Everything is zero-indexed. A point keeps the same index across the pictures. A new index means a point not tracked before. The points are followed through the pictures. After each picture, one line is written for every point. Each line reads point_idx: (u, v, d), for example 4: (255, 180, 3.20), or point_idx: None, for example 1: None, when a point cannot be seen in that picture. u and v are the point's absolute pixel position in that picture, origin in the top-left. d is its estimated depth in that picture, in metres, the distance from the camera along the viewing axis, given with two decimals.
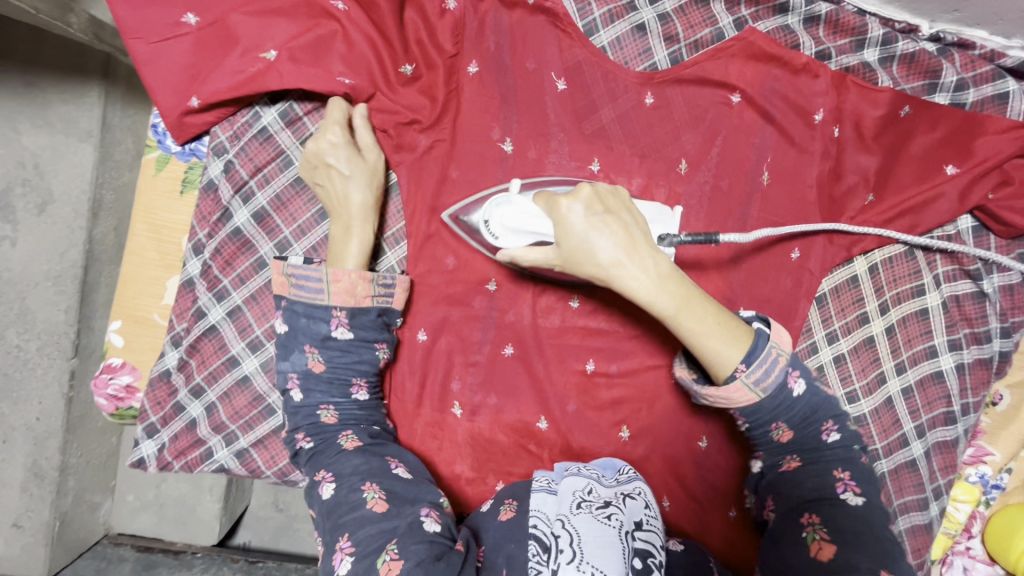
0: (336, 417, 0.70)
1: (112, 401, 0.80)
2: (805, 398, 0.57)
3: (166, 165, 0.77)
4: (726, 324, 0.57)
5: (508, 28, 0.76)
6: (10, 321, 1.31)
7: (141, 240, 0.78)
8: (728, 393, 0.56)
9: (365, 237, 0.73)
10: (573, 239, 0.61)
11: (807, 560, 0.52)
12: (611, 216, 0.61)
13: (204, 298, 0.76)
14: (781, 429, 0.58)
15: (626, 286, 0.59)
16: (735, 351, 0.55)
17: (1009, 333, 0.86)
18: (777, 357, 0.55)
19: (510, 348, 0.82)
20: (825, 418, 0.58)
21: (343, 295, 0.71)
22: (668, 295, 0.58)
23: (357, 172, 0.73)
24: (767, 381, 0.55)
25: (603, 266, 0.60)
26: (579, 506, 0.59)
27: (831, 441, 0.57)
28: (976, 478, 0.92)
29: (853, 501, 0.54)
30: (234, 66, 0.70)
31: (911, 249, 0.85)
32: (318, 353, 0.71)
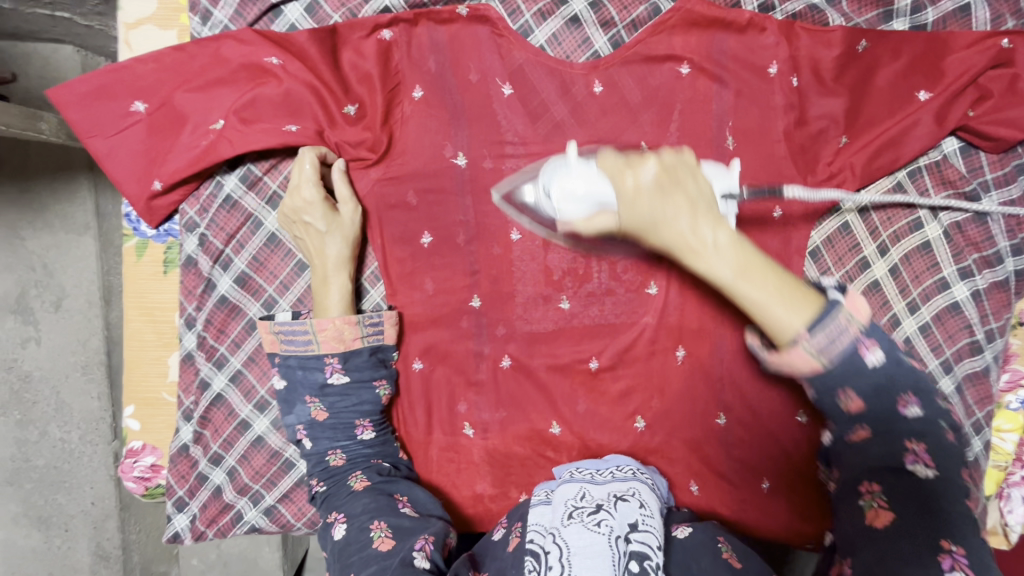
0: (344, 458, 0.72)
1: (140, 482, 0.82)
2: (881, 368, 0.46)
3: (145, 249, 0.79)
4: (794, 286, 0.47)
5: (446, 44, 0.76)
6: (49, 416, 1.37)
7: (137, 324, 0.80)
8: (789, 361, 0.46)
9: (345, 288, 0.75)
10: (631, 210, 0.53)
11: (862, 527, 0.48)
12: (674, 186, 0.51)
13: (206, 369, 0.78)
14: (850, 398, 0.47)
15: (691, 268, 0.50)
16: (798, 317, 0.45)
17: (1022, 250, 0.81)
18: (847, 325, 0.44)
19: (507, 358, 0.82)
20: (904, 389, 0.47)
21: (333, 342, 0.72)
22: (727, 261, 0.48)
23: (333, 227, 0.74)
24: (832, 347, 0.45)
25: (666, 238, 0.51)
26: (571, 517, 0.65)
27: (910, 417, 0.47)
28: (1017, 405, 0.88)
29: (923, 472, 0.47)
30: (188, 143, 0.72)
31: (900, 183, 0.82)
32: (318, 403, 0.72)
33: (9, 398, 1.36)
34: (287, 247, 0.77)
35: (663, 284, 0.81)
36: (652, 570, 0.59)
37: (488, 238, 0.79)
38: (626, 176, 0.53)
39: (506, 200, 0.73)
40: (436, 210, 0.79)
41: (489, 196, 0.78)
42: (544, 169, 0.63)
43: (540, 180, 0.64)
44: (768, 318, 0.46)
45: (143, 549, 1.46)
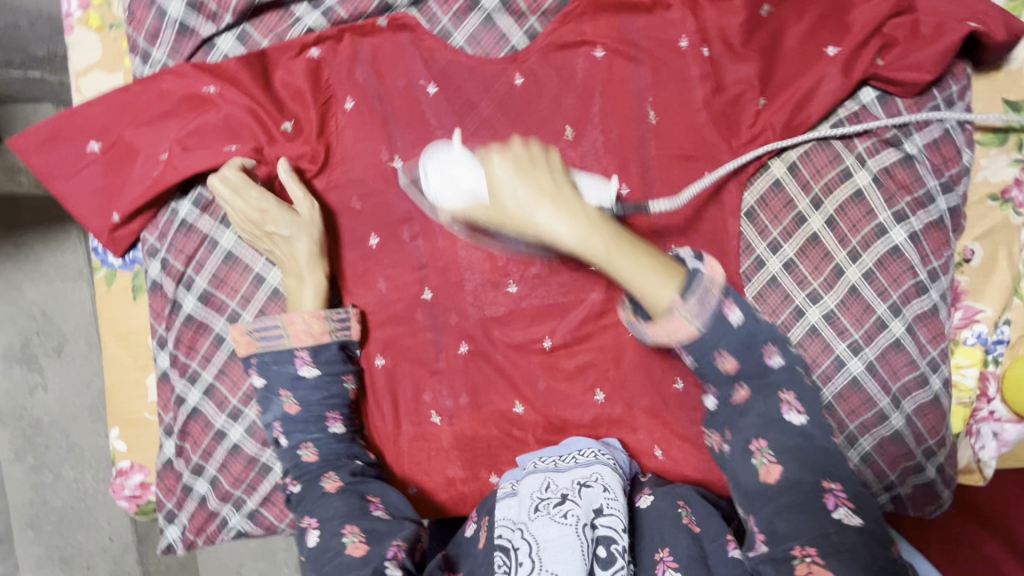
0: (315, 454, 0.75)
1: (132, 500, 0.87)
2: (742, 326, 0.58)
3: (114, 279, 0.84)
4: (653, 262, 0.61)
5: (370, 56, 0.80)
6: (63, 457, 1.43)
7: (114, 350, 0.85)
8: (670, 327, 0.59)
9: (316, 284, 0.78)
10: (502, 192, 0.67)
11: (759, 484, 0.57)
12: (534, 171, 0.67)
13: (180, 385, 0.83)
14: (725, 359, 0.59)
15: (552, 235, 0.65)
16: (668, 287, 0.59)
17: (951, 187, 0.84)
18: (709, 288, 0.58)
19: (465, 345, 0.86)
20: (766, 343, 0.59)
21: (302, 335, 0.76)
22: (596, 239, 0.63)
23: (298, 228, 0.77)
24: (701, 311, 0.58)
25: (511, 213, 0.67)
26: (537, 510, 0.67)
27: (774, 365, 0.59)
28: (974, 340, 0.90)
29: (797, 420, 0.58)
30: (140, 175, 0.77)
31: (824, 137, 0.85)
32: (291, 396, 0.76)
33: (23, 445, 1.42)
34: (244, 263, 0.82)
35: None
36: (619, 554, 0.62)
37: (432, 233, 0.83)
38: (493, 160, 0.68)
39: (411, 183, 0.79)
40: (378, 212, 0.83)
41: None
42: (426, 154, 0.74)
43: (422, 164, 0.74)
44: (634, 278, 0.61)
45: None
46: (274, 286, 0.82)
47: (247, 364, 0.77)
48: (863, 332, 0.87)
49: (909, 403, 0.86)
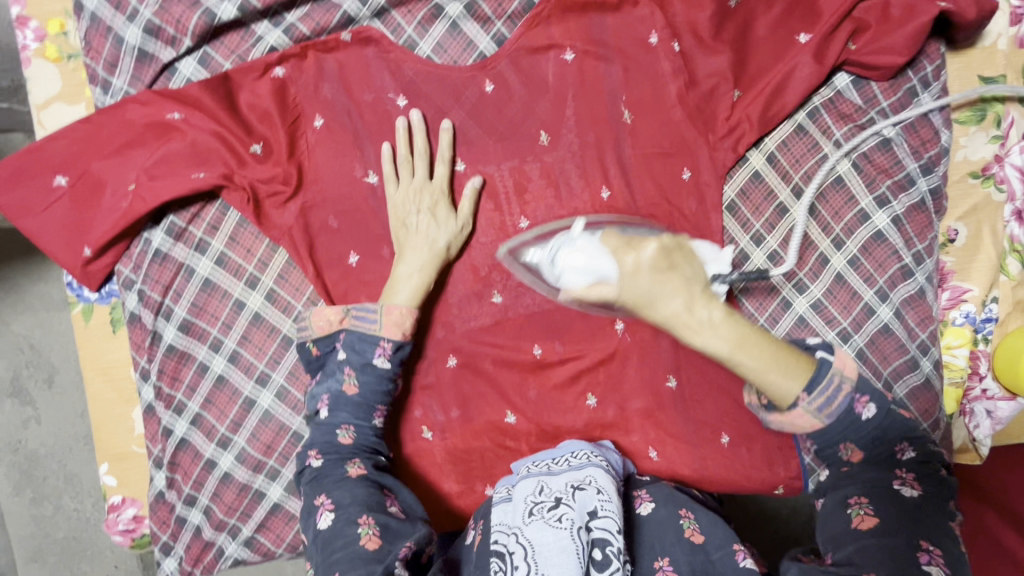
0: (352, 438, 0.73)
1: (126, 535, 0.86)
2: (874, 421, 0.55)
3: (92, 313, 0.83)
4: (788, 357, 0.55)
5: (337, 71, 0.79)
6: (61, 489, 1.42)
7: (97, 386, 0.84)
8: (791, 420, 0.55)
9: (420, 281, 0.76)
10: (638, 286, 0.58)
11: (849, 528, 0.54)
12: (675, 269, 0.59)
13: (166, 416, 0.82)
14: (850, 450, 0.56)
15: (686, 340, 0.57)
16: (794, 383, 0.54)
17: (931, 169, 0.83)
18: (840, 385, 0.54)
19: (452, 358, 0.85)
20: (898, 439, 0.56)
21: (393, 328, 0.73)
22: (727, 339, 0.55)
23: (444, 220, 0.78)
24: (828, 408, 0.54)
25: (654, 319, 0.58)
26: (531, 515, 0.65)
27: (904, 457, 0.56)
28: (962, 320, 0.89)
29: (909, 493, 0.54)
30: (110, 207, 0.76)
31: (801, 126, 0.84)
32: (353, 377, 0.73)
33: (21, 478, 1.41)
34: (223, 289, 0.81)
35: None
36: (614, 557, 0.62)
37: None
38: (628, 252, 0.60)
39: (510, 259, 0.77)
40: (354, 230, 0.81)
41: None
42: (551, 240, 0.70)
43: (548, 249, 0.69)
44: (759, 373, 0.55)
45: None
46: (255, 311, 0.82)
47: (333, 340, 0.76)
48: (851, 319, 0.86)
49: (901, 387, 0.86)
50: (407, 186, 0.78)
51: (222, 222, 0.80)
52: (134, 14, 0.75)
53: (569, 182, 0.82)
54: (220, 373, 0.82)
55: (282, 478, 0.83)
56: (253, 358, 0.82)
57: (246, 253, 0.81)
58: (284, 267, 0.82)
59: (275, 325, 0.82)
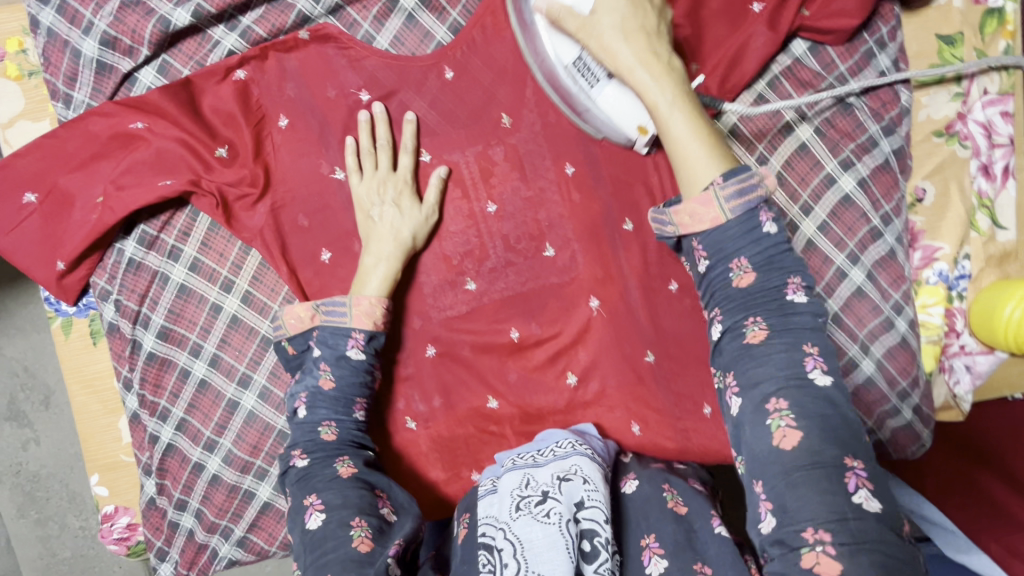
0: (336, 434, 0.72)
1: (121, 543, 0.87)
2: (772, 238, 0.60)
3: (71, 327, 0.83)
4: (712, 145, 0.64)
5: (298, 69, 0.79)
6: (65, 508, 1.43)
7: (81, 398, 0.85)
8: (700, 202, 0.61)
9: (388, 270, 0.77)
10: (603, 23, 0.66)
11: (771, 446, 0.53)
12: (640, 2, 0.67)
13: (152, 423, 0.82)
14: (743, 270, 0.60)
15: (637, 85, 0.67)
16: (713, 169, 0.62)
17: (893, 129, 0.84)
18: (757, 182, 0.60)
19: (431, 348, 0.85)
20: (788, 275, 0.59)
21: (364, 318, 0.75)
22: (666, 90, 0.66)
23: (408, 211, 0.79)
24: (738, 200, 0.60)
25: (607, 53, 0.67)
26: (518, 509, 0.64)
27: (797, 302, 0.58)
28: (936, 279, 0.90)
29: (821, 379, 0.55)
30: (80, 221, 0.77)
31: (762, 95, 0.83)
32: (330, 372, 0.73)
33: (24, 500, 1.42)
34: (199, 294, 0.82)
35: (559, 244, 0.85)
36: (602, 547, 0.62)
37: None
38: None
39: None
40: (325, 227, 0.82)
41: None
42: None
43: None
44: (683, 148, 0.64)
45: None
46: (232, 314, 0.82)
47: (308, 337, 0.77)
48: (824, 284, 0.87)
49: (878, 347, 0.87)
50: (371, 177, 0.79)
51: (193, 228, 0.81)
52: (89, 27, 0.75)
53: (536, 164, 0.84)
54: (202, 378, 0.83)
55: (270, 476, 0.84)
56: (234, 361, 0.83)
57: (220, 257, 0.82)
58: (258, 269, 0.83)
59: (253, 326, 0.83)
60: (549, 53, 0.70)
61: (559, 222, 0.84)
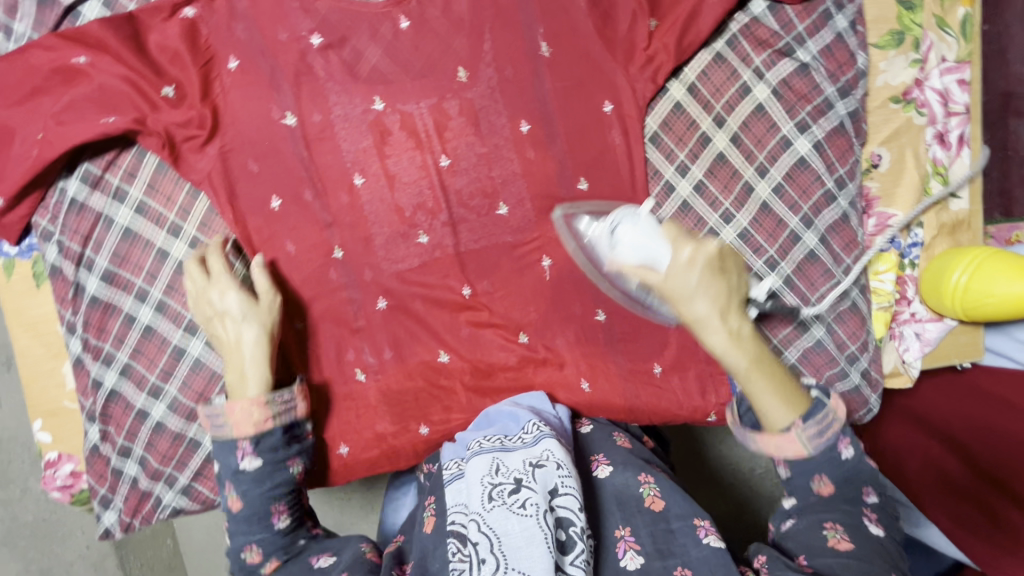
0: (259, 554, 0.70)
1: (65, 491, 0.86)
2: (847, 459, 0.65)
3: (12, 268, 0.82)
4: (787, 394, 0.65)
5: (248, 11, 0.78)
6: (27, 471, 1.38)
7: (24, 341, 0.83)
8: (781, 443, 0.64)
9: (259, 369, 0.74)
10: (685, 292, 0.65)
11: (822, 545, 0.62)
12: (721, 278, 0.66)
13: (95, 368, 0.81)
14: (822, 483, 0.65)
15: (707, 339, 0.66)
16: (787, 414, 0.64)
17: (849, 92, 0.84)
18: (833, 422, 0.64)
19: (383, 300, 0.85)
20: (865, 484, 0.66)
21: (244, 424, 0.71)
22: (743, 355, 0.65)
23: (249, 315, 0.75)
24: (817, 438, 0.64)
25: (704, 329, 0.65)
26: (492, 499, 0.64)
27: (869, 502, 0.66)
28: (889, 245, 0.91)
29: (875, 529, 0.63)
30: (19, 156, 0.75)
31: (719, 54, 0.84)
32: (233, 490, 0.71)
33: None
34: (145, 238, 0.81)
35: (513, 201, 0.85)
36: (578, 537, 0.62)
37: (335, 191, 0.82)
38: (686, 246, 0.66)
39: (567, 218, 0.83)
40: (275, 176, 0.81)
41: (327, 151, 0.81)
42: (618, 213, 0.74)
43: (611, 218, 0.75)
44: (761, 397, 0.65)
45: None
46: (178, 260, 0.81)
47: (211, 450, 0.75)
48: (778, 247, 0.87)
49: (829, 311, 0.88)
50: (216, 281, 0.76)
51: (139, 169, 0.80)
52: None
53: (490, 120, 0.83)
54: (148, 324, 0.82)
55: None
56: (181, 308, 0.82)
57: (167, 200, 0.81)
58: (206, 214, 0.82)
59: None
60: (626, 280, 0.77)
61: (513, 178, 0.84)
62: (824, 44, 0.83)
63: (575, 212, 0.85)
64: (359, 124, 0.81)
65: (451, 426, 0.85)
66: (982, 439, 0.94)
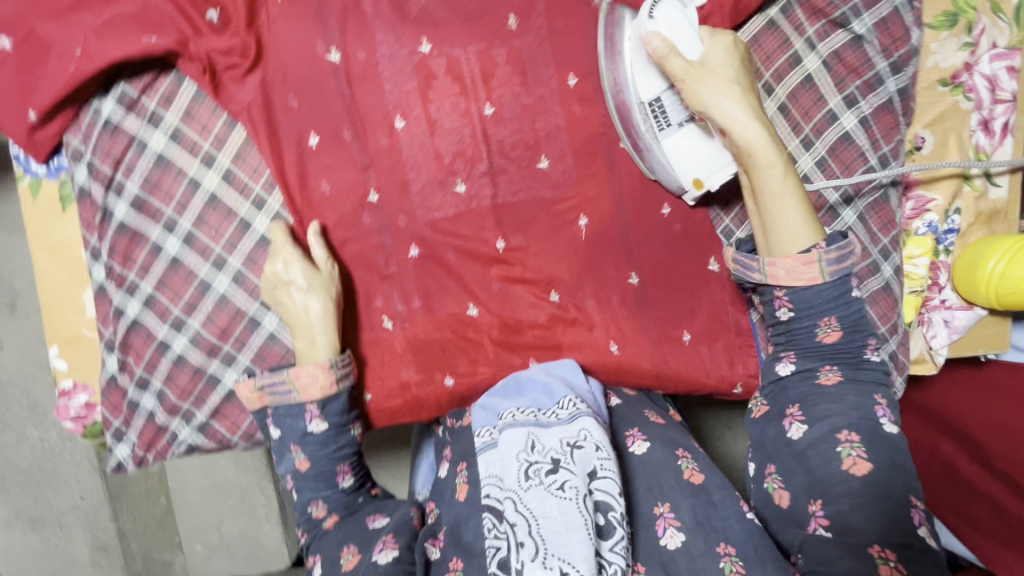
0: (325, 509, 0.75)
1: (78, 422, 0.84)
2: (855, 305, 0.71)
3: (39, 188, 0.80)
4: (807, 216, 0.72)
5: None
6: (25, 416, 1.32)
7: (46, 265, 0.82)
8: (801, 263, 0.70)
9: (327, 334, 0.77)
10: (715, 82, 0.71)
11: (840, 470, 0.64)
12: (749, 82, 0.73)
13: (118, 297, 0.80)
14: (829, 329, 0.71)
15: (744, 136, 0.71)
16: (809, 237, 0.71)
17: (901, 68, 0.83)
18: (853, 254, 0.70)
19: (414, 249, 0.84)
20: (866, 337, 0.71)
21: (310, 389, 0.75)
22: (775, 156, 0.71)
23: (313, 284, 0.77)
24: (835, 265, 0.70)
25: (734, 128, 0.71)
26: (529, 479, 0.63)
27: (870, 360, 0.71)
28: (925, 230, 0.90)
29: (889, 426, 0.66)
30: (55, 70, 0.72)
31: (772, 20, 0.84)
32: (301, 453, 0.76)
33: None
34: (177, 167, 0.79)
35: (554, 155, 0.83)
36: (617, 522, 0.62)
37: (374, 133, 0.81)
38: (721, 46, 0.73)
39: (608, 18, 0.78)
40: (315, 113, 0.79)
41: (369, 90, 0.79)
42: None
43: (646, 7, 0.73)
44: (786, 209, 0.71)
45: (142, 538, 1.41)
46: (210, 191, 0.80)
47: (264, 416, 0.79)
48: (816, 222, 0.87)
49: (863, 291, 0.87)
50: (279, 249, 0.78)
51: (177, 94, 0.78)
52: None
53: (537, 72, 0.81)
54: (174, 255, 0.80)
55: (238, 363, 0.82)
56: (209, 241, 0.80)
57: (202, 129, 0.79)
58: (242, 146, 0.80)
59: (232, 207, 0.80)
60: (639, 87, 0.76)
61: (555, 133, 0.83)
62: (880, 16, 0.81)
63: (616, 171, 0.84)
64: (404, 65, 0.79)
65: (477, 379, 0.85)
66: (993, 433, 0.94)
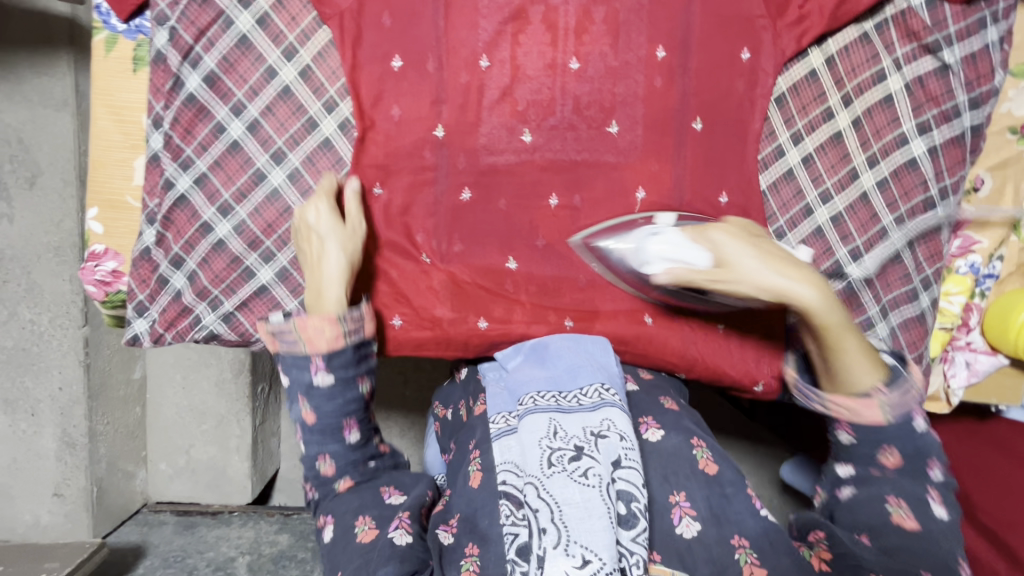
0: (332, 467, 0.72)
1: (100, 287, 0.82)
2: (922, 434, 0.63)
3: (114, 45, 0.79)
4: (873, 357, 0.65)
5: None
6: (20, 296, 1.18)
7: (104, 123, 0.80)
8: (861, 410, 0.64)
9: (338, 286, 0.73)
10: (748, 266, 0.68)
11: (886, 521, 0.62)
12: (762, 239, 0.72)
13: (171, 169, 0.78)
14: (888, 454, 0.64)
15: (797, 303, 0.65)
16: (874, 376, 0.64)
17: (979, 105, 0.84)
18: (912, 388, 0.65)
19: (468, 191, 0.83)
20: (931, 457, 0.63)
21: (314, 340, 0.71)
22: (835, 309, 0.65)
23: (334, 234, 0.75)
24: (899, 405, 0.64)
25: (785, 302, 0.66)
26: (552, 466, 0.60)
27: (935, 477, 0.63)
28: (966, 270, 0.91)
29: (940, 512, 0.61)
30: None
31: (866, 34, 0.85)
32: (306, 404, 0.71)
33: None
34: (258, 52, 0.78)
35: (626, 123, 0.83)
36: (639, 513, 0.59)
37: (458, 66, 0.80)
38: (715, 228, 0.72)
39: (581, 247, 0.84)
40: (402, 35, 0.79)
41: (463, 22, 0.79)
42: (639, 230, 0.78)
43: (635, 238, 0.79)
44: (851, 358, 0.64)
45: (111, 442, 1.32)
46: (285, 83, 0.79)
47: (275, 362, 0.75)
48: (864, 239, 0.87)
49: (896, 316, 0.88)
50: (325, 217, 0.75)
51: None
52: None
53: (630, 37, 0.81)
54: (236, 139, 0.79)
55: (275, 262, 0.81)
56: (273, 132, 0.79)
57: (290, 20, 0.78)
58: (325, 46, 0.79)
59: (303, 104, 0.79)
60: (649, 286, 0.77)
61: (631, 101, 0.82)
62: (965, 48, 0.83)
63: (684, 152, 0.84)
64: (504, 4, 0.79)
65: (512, 324, 0.82)
66: (975, 481, 0.96)
